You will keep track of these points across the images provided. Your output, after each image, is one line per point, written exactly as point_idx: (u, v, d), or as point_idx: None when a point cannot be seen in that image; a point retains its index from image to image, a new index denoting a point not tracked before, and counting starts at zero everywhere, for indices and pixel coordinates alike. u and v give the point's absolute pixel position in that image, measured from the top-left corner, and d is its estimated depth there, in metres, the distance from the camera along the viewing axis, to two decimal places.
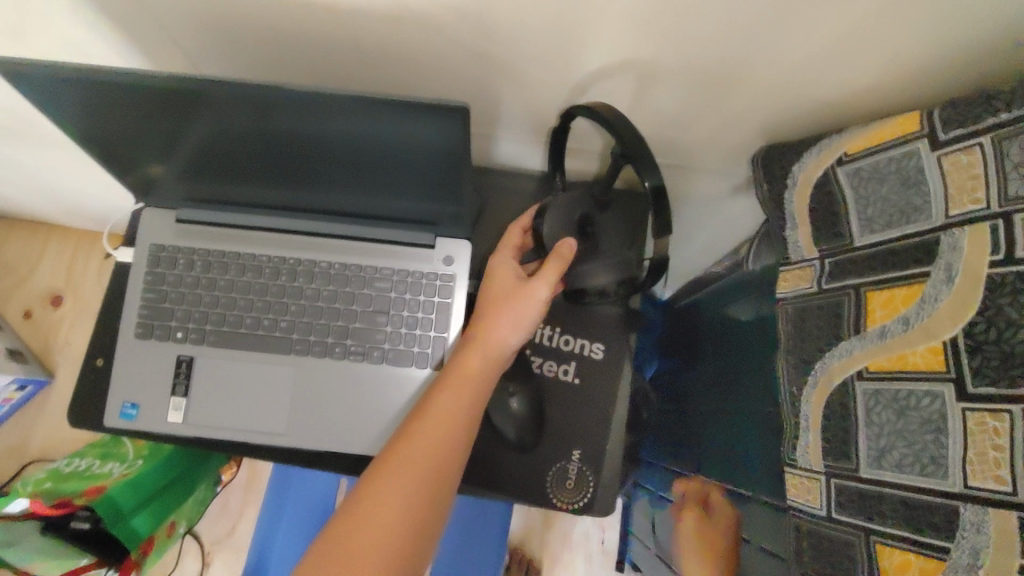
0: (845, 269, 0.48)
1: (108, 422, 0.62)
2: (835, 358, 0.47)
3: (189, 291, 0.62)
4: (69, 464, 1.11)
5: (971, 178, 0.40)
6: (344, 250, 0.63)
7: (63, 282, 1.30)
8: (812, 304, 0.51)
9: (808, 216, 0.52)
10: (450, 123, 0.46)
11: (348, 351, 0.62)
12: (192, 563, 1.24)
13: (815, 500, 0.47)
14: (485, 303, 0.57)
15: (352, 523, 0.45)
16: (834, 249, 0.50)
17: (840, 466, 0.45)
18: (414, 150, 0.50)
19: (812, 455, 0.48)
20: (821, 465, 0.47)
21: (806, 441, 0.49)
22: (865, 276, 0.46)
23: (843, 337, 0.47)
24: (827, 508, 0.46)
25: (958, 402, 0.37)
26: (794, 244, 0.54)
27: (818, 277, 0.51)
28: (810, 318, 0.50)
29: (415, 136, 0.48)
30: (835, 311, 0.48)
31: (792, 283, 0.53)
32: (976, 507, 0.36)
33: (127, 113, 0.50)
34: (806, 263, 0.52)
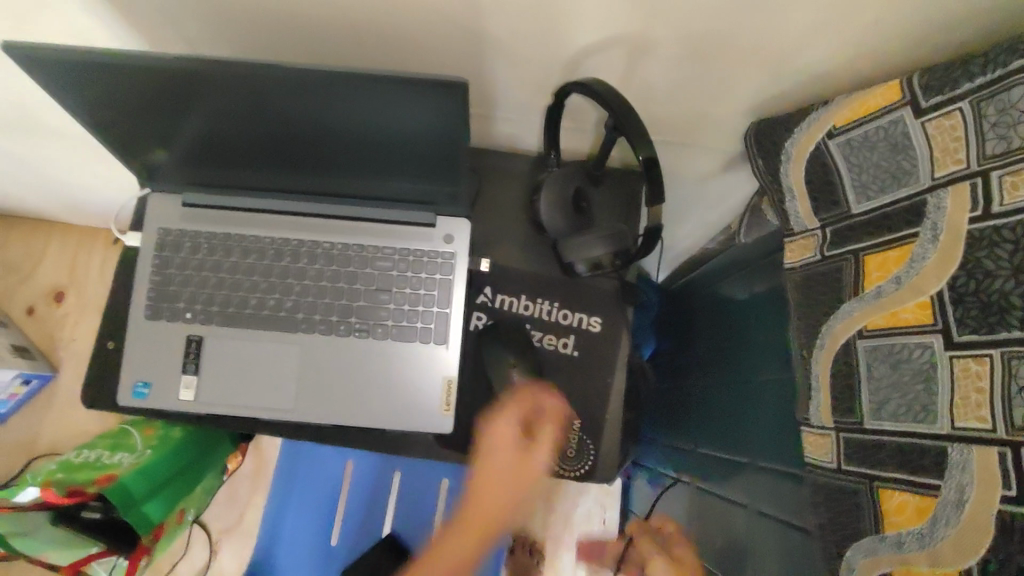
0: (845, 236, 0.49)
1: (121, 400, 0.63)
2: (837, 321, 0.48)
3: (196, 274, 0.64)
4: (77, 455, 1.12)
5: (954, 140, 0.42)
6: (346, 230, 0.64)
7: (65, 278, 1.31)
8: (816, 272, 0.51)
9: (806, 189, 0.52)
10: (448, 96, 0.47)
11: (351, 328, 0.64)
12: (201, 551, 1.26)
13: (826, 455, 0.48)
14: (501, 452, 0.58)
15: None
16: (833, 218, 0.51)
17: (847, 420, 0.46)
18: (412, 127, 0.52)
19: (823, 413, 0.48)
20: (831, 421, 0.47)
21: (816, 401, 0.49)
22: (863, 242, 0.48)
23: (846, 301, 0.48)
24: (837, 460, 0.47)
25: (946, 351, 0.39)
26: (793, 216, 0.54)
27: (820, 246, 0.51)
28: (816, 285, 0.51)
29: (413, 111, 0.50)
30: (835, 277, 0.49)
31: (798, 253, 0.54)
32: (961, 446, 0.37)
33: (132, 94, 0.51)
34: (807, 233, 0.53)
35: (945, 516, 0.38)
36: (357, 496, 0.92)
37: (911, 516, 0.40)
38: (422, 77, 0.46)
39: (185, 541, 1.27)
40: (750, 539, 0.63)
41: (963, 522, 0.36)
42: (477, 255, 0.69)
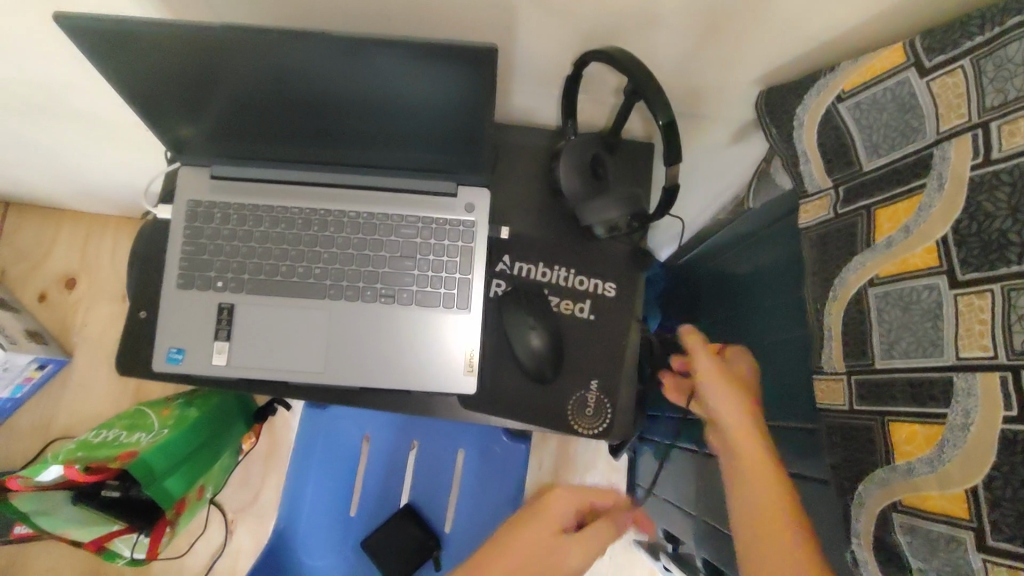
0: (856, 192, 0.52)
1: (156, 367, 0.66)
2: (851, 272, 0.51)
3: (227, 244, 0.66)
4: (96, 436, 1.14)
5: (956, 97, 0.44)
6: (371, 200, 0.67)
7: (76, 265, 1.33)
8: (829, 229, 0.54)
9: (819, 150, 0.56)
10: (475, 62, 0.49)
11: (377, 294, 0.66)
12: (219, 529, 1.29)
13: (838, 397, 0.51)
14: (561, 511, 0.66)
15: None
16: (846, 177, 0.54)
17: (858, 362, 0.49)
18: (438, 95, 0.54)
19: (836, 359, 0.52)
20: (843, 366, 0.51)
21: (829, 347, 0.53)
22: (876, 197, 0.50)
23: (859, 252, 0.51)
24: (848, 402, 0.50)
25: (951, 289, 0.42)
26: (808, 176, 0.57)
27: (833, 204, 0.55)
28: (831, 241, 0.54)
29: (440, 79, 0.52)
30: (849, 232, 0.52)
31: (813, 213, 0.57)
32: (966, 374, 0.40)
33: (167, 66, 0.53)
34: (822, 193, 0.56)
35: (951, 440, 0.41)
36: (377, 466, 0.97)
37: (921, 442, 0.43)
38: (452, 44, 0.48)
39: (202, 521, 1.29)
40: None
41: (967, 442, 0.40)
42: (495, 225, 0.72)
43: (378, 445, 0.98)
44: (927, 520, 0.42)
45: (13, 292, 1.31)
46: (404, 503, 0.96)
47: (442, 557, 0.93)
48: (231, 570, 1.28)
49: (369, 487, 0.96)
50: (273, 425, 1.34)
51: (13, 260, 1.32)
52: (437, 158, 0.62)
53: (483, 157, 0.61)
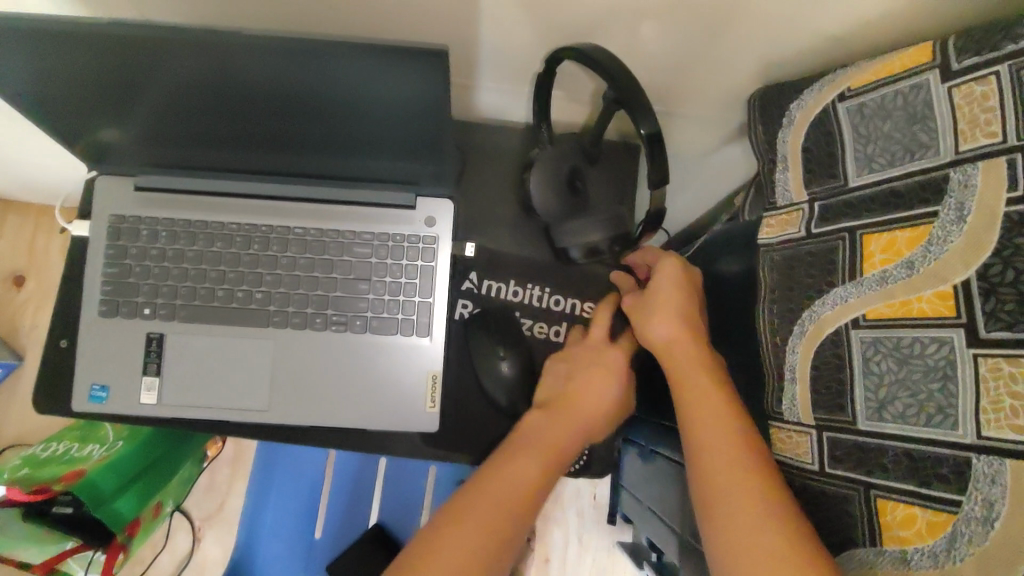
0: (837, 212, 0.45)
1: (77, 407, 0.58)
2: (827, 307, 0.44)
3: (155, 266, 0.58)
4: (46, 449, 1.07)
5: (983, 111, 0.37)
6: (320, 215, 0.59)
7: (23, 262, 1.24)
8: (799, 251, 0.47)
9: (802, 158, 0.48)
10: (430, 70, 0.41)
11: (329, 321, 0.59)
12: (184, 539, 1.23)
13: (805, 454, 0.45)
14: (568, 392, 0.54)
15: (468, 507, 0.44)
16: (825, 192, 0.46)
17: (835, 418, 0.42)
18: (387, 104, 0.46)
19: (802, 409, 0.45)
20: (811, 419, 0.44)
21: (791, 395, 0.46)
22: (862, 219, 0.43)
23: (836, 284, 0.44)
24: (819, 462, 0.44)
25: (970, 347, 0.35)
26: (782, 188, 0.50)
27: (805, 223, 0.47)
28: (801, 266, 0.47)
29: (389, 87, 0.44)
30: (827, 260, 0.45)
31: (778, 229, 0.50)
32: (990, 457, 0.34)
33: (71, 74, 0.44)
34: (793, 207, 0.49)
35: (967, 534, 0.34)
36: (340, 486, 0.90)
37: (921, 531, 0.37)
38: (395, 47, 0.40)
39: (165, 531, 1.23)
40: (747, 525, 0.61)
41: (990, 543, 0.33)
42: (461, 238, 0.65)
43: (342, 465, 0.90)
44: None
45: None
46: (372, 524, 0.89)
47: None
48: None
49: (335, 509, 0.89)
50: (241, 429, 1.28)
51: None
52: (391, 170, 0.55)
53: (445, 168, 0.53)
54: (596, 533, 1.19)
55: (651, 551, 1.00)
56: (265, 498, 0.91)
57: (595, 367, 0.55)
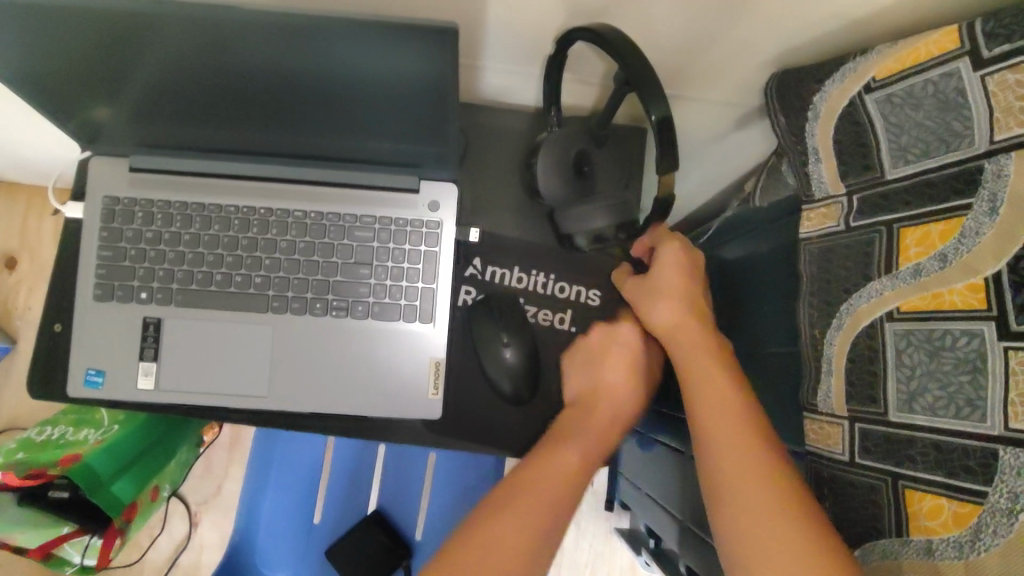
0: (874, 205, 0.44)
1: (73, 391, 0.57)
2: (863, 300, 0.43)
3: (150, 249, 0.57)
4: (40, 433, 1.06)
5: (1018, 98, 0.36)
6: (318, 197, 0.57)
7: (15, 244, 1.21)
8: (837, 243, 0.46)
9: (833, 149, 0.47)
10: (441, 48, 0.40)
11: (329, 306, 0.58)
12: (181, 522, 1.23)
13: (837, 445, 0.44)
14: (590, 392, 0.58)
15: (510, 505, 0.47)
16: (860, 184, 0.45)
17: (866, 410, 0.42)
18: (395, 84, 0.44)
19: (836, 400, 0.44)
20: (844, 410, 0.43)
21: (827, 388, 0.45)
22: (898, 212, 0.42)
23: (874, 277, 0.43)
24: (848, 453, 0.43)
25: (999, 340, 0.35)
26: (816, 180, 0.49)
27: (843, 214, 0.46)
28: (836, 259, 0.46)
29: (398, 66, 0.42)
30: (862, 252, 0.44)
31: (817, 222, 0.48)
32: (1016, 450, 0.33)
33: (62, 49, 0.42)
34: (830, 200, 0.47)
35: (990, 526, 0.34)
36: (340, 474, 0.88)
37: (946, 522, 0.36)
38: (405, 25, 0.38)
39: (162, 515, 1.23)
40: None
41: (1014, 535, 0.33)
42: (466, 224, 0.63)
43: (341, 454, 0.89)
44: None
45: None
46: (371, 511, 0.88)
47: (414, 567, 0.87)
48: (195, 564, 1.23)
49: (333, 497, 0.88)
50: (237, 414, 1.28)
51: None
52: (396, 153, 0.53)
53: (452, 151, 0.52)
54: (594, 518, 1.19)
55: (649, 537, 1.00)
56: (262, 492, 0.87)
57: (614, 355, 0.59)
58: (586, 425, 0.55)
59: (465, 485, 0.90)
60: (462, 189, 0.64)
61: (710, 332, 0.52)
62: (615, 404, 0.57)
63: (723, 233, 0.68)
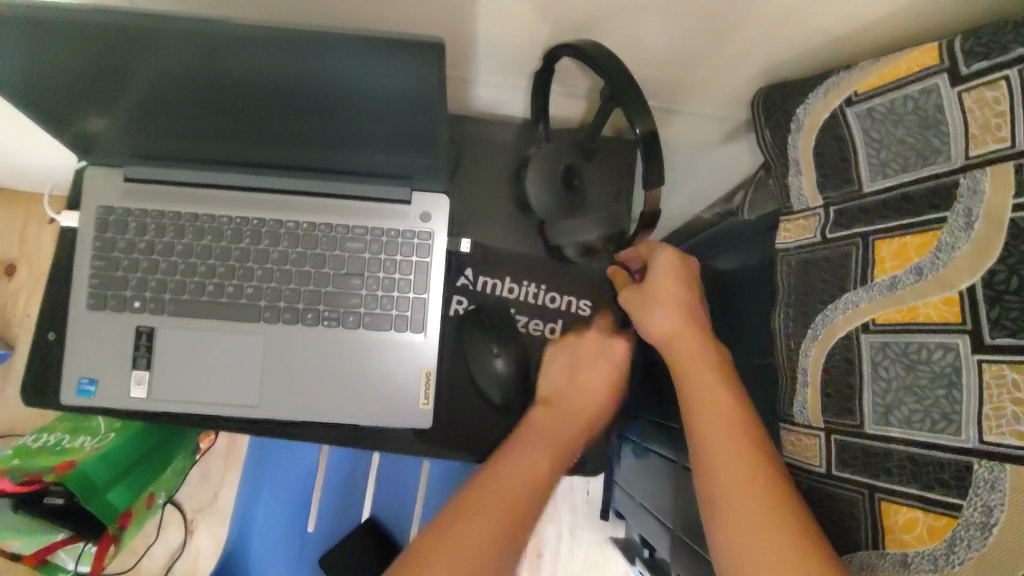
0: (853, 218, 0.44)
1: (66, 400, 0.57)
2: (839, 312, 0.44)
3: (143, 259, 0.58)
4: (36, 439, 1.06)
5: (996, 115, 0.36)
6: (310, 209, 0.58)
7: (13, 252, 1.23)
8: (815, 256, 0.46)
9: (814, 162, 0.47)
10: (427, 63, 0.40)
11: (320, 316, 0.58)
12: (176, 530, 1.23)
13: (814, 457, 0.44)
14: (565, 394, 0.56)
15: (467, 515, 0.44)
16: (840, 197, 0.46)
17: (842, 422, 0.42)
18: (383, 98, 0.45)
19: (812, 412, 0.44)
20: (821, 422, 0.44)
21: (804, 402, 0.45)
22: (876, 225, 0.42)
23: (850, 289, 0.43)
24: (826, 465, 0.43)
25: (974, 353, 0.35)
26: (796, 192, 0.49)
27: (821, 227, 0.47)
28: (815, 271, 0.46)
29: (386, 80, 0.43)
30: (839, 264, 0.44)
31: (795, 234, 0.49)
32: (991, 463, 0.34)
33: (55, 61, 0.43)
34: (808, 212, 0.48)
35: (966, 539, 0.34)
36: (332, 483, 0.89)
37: (922, 536, 0.36)
38: (391, 39, 0.39)
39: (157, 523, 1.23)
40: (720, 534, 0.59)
41: (988, 548, 0.33)
42: (457, 235, 0.64)
43: (333, 463, 0.90)
44: None
45: None
46: (365, 519, 0.88)
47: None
48: (190, 572, 1.23)
49: (326, 505, 0.88)
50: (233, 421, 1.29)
51: None
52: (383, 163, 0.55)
53: (441, 163, 0.52)
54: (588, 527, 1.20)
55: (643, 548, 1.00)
56: (259, 494, 0.91)
57: (591, 362, 0.57)
58: (553, 432, 0.52)
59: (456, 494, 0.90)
60: (454, 200, 0.65)
61: (709, 343, 0.52)
62: (585, 412, 0.55)
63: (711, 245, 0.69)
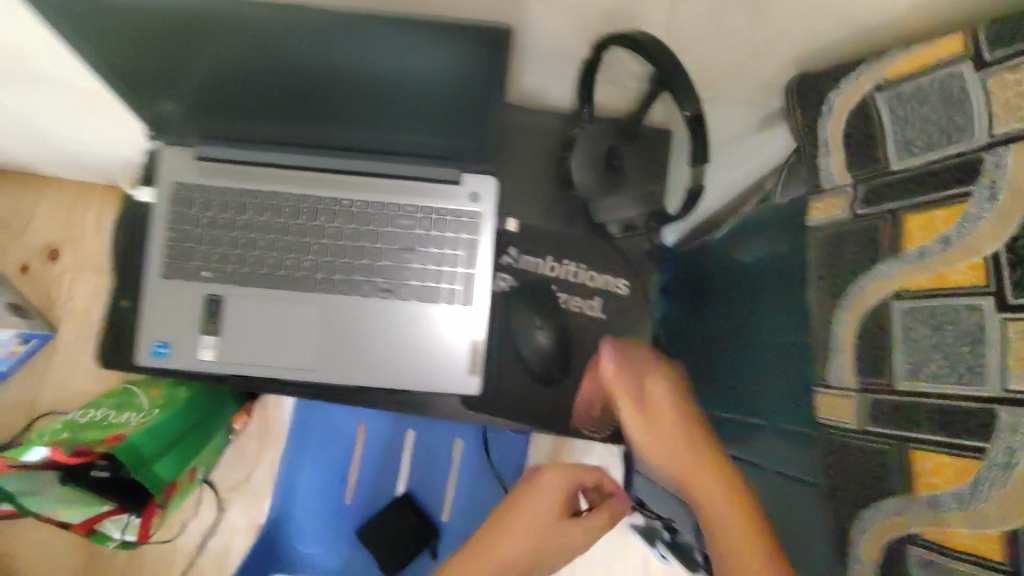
0: (880, 194, 0.48)
1: (142, 361, 0.61)
2: (869, 281, 0.47)
3: (209, 233, 0.61)
4: (85, 415, 1.13)
5: (1016, 95, 0.39)
6: (366, 187, 0.62)
7: (60, 235, 1.32)
8: (845, 230, 0.50)
9: (843, 142, 0.51)
10: (471, 37, 0.46)
11: (376, 288, 0.62)
12: (210, 507, 1.29)
13: (846, 416, 0.48)
14: (497, 532, 0.56)
15: None
16: (868, 175, 0.49)
17: (876, 381, 0.46)
18: (428, 79, 0.51)
19: (846, 373, 0.48)
20: (855, 383, 0.47)
21: (838, 362, 0.49)
22: (903, 200, 0.46)
23: (880, 260, 0.47)
24: (859, 422, 0.47)
25: (998, 312, 0.38)
26: (825, 171, 0.53)
27: (851, 205, 0.50)
28: (845, 245, 0.50)
29: (431, 61, 0.49)
30: (870, 238, 0.48)
31: (825, 211, 0.52)
32: (1012, 408, 0.37)
33: (138, 41, 0.49)
34: (838, 188, 0.51)
35: (989, 479, 0.37)
36: (371, 457, 0.94)
37: (950, 478, 0.40)
38: (439, 20, 0.45)
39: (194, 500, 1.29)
40: None
41: (1008, 486, 0.36)
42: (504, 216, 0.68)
43: (372, 438, 0.94)
44: (945, 556, 0.39)
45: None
46: (399, 494, 0.93)
47: (440, 547, 0.92)
48: (225, 549, 1.29)
49: (364, 478, 0.93)
50: (266, 403, 1.34)
51: None
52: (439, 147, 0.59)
53: (494, 142, 0.56)
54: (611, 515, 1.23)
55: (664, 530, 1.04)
56: (301, 462, 0.93)
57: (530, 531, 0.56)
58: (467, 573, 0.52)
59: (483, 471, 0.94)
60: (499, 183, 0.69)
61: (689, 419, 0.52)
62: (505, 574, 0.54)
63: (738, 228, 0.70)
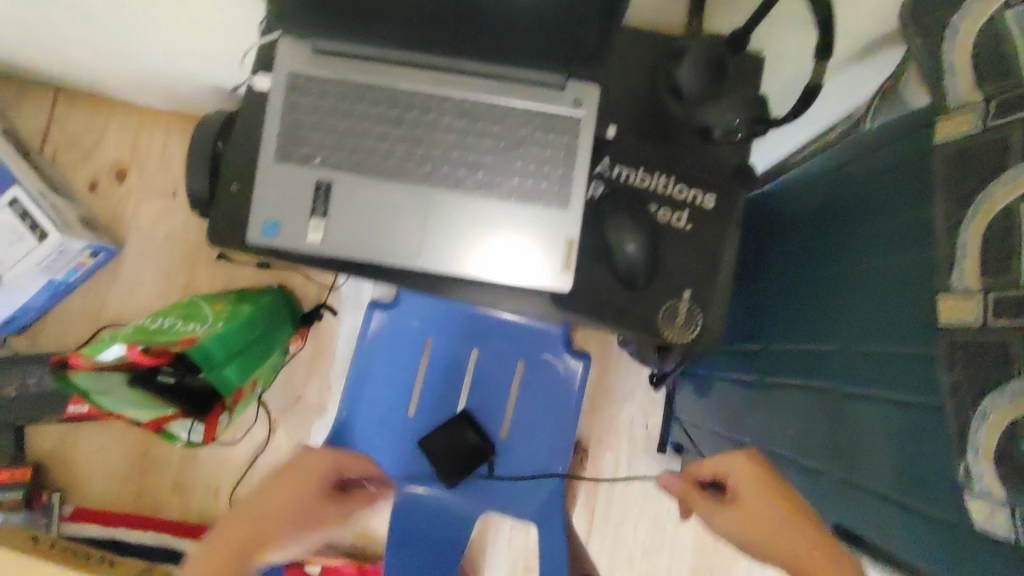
0: (1014, 104, 0.49)
1: (251, 239, 0.64)
2: (1000, 188, 0.49)
3: (324, 120, 0.64)
4: (152, 321, 1.16)
5: None
6: (476, 86, 0.65)
7: (127, 156, 1.43)
8: (971, 143, 0.51)
9: (972, 59, 0.52)
10: None
11: (479, 183, 0.65)
12: (261, 424, 1.35)
13: (971, 315, 0.50)
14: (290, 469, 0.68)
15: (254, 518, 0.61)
16: (1000, 88, 0.50)
17: (1002, 279, 0.48)
18: None
19: (970, 276, 0.51)
20: (979, 284, 0.50)
21: (962, 267, 0.51)
22: None
23: (1011, 166, 0.48)
24: (981, 318, 0.49)
25: None
26: (951, 90, 0.54)
27: (982, 116, 0.51)
28: (971, 157, 0.51)
29: None
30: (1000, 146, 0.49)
31: (948, 130, 0.53)
32: None
33: None
34: (967, 107, 0.52)
35: None
36: (436, 372, 0.98)
37: None
38: None
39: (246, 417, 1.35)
40: (860, 428, 0.67)
41: None
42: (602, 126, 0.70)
43: (438, 353, 0.98)
44: None
45: (66, 179, 1.42)
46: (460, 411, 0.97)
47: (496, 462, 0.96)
48: (273, 465, 1.35)
49: (428, 392, 0.97)
50: (318, 330, 1.39)
51: (65, 147, 1.43)
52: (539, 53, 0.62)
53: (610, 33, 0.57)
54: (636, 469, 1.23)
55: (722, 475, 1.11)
56: (371, 369, 0.97)
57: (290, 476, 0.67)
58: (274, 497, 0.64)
59: (540, 392, 0.98)
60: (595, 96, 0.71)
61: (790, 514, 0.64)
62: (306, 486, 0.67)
63: (862, 143, 0.72)
